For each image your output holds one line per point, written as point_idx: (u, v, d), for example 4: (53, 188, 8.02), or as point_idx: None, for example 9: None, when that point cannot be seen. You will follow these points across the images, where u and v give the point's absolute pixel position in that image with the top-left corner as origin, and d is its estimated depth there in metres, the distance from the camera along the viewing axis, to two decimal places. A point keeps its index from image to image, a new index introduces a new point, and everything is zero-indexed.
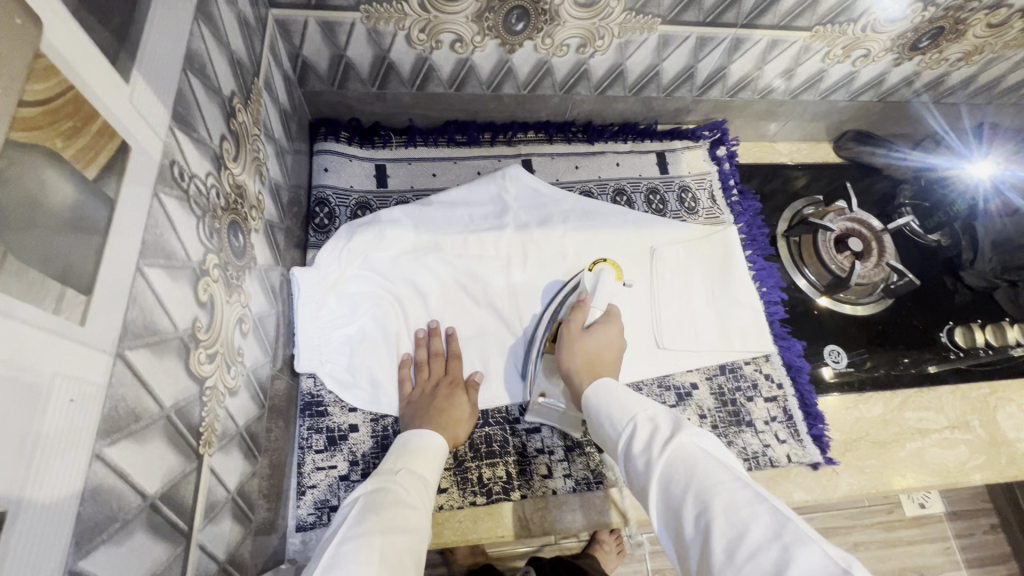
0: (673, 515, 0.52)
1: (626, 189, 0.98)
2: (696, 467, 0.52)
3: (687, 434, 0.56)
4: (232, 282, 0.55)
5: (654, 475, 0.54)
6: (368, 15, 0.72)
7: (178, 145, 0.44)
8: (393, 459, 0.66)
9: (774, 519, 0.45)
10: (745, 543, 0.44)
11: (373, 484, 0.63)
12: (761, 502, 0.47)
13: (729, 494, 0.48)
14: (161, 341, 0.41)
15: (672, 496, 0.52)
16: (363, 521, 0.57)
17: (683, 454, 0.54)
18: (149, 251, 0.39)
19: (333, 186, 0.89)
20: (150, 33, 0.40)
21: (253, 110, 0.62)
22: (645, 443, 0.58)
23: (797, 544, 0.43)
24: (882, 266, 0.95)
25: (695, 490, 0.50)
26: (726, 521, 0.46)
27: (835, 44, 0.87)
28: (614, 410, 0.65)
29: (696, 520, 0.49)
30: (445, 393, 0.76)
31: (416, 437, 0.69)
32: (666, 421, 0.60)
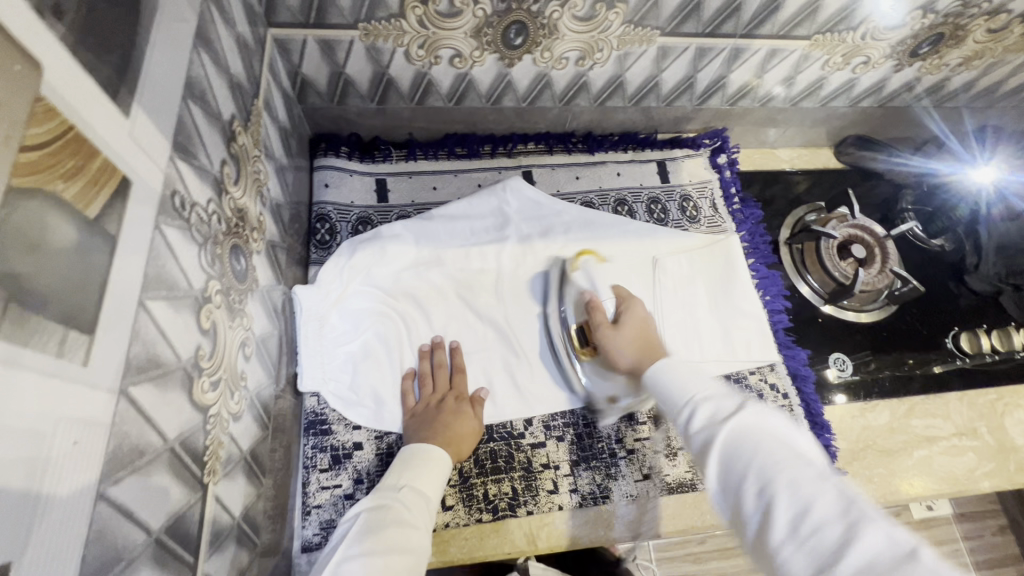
0: (731, 494, 0.49)
1: (627, 199, 0.98)
2: (759, 443, 0.50)
3: (750, 411, 0.53)
4: (234, 307, 0.54)
5: (716, 455, 0.51)
6: (366, 33, 0.72)
7: (178, 174, 0.44)
8: (397, 475, 0.66)
9: (840, 497, 0.43)
10: (815, 519, 0.42)
11: (376, 501, 0.63)
12: (828, 481, 0.45)
13: (791, 471, 0.46)
14: (165, 374, 0.40)
15: (732, 477, 0.49)
16: (362, 542, 0.57)
17: (744, 430, 0.52)
18: (151, 284, 0.39)
19: (333, 202, 0.88)
20: (149, 65, 0.40)
21: (253, 132, 0.62)
22: (704, 419, 0.56)
23: (863, 523, 0.41)
24: (886, 273, 0.95)
25: (760, 467, 0.48)
26: (790, 498, 0.45)
27: (834, 52, 0.86)
28: (676, 387, 0.61)
29: (759, 500, 0.46)
30: (452, 406, 0.75)
31: (418, 451, 0.69)
32: (727, 399, 0.57)
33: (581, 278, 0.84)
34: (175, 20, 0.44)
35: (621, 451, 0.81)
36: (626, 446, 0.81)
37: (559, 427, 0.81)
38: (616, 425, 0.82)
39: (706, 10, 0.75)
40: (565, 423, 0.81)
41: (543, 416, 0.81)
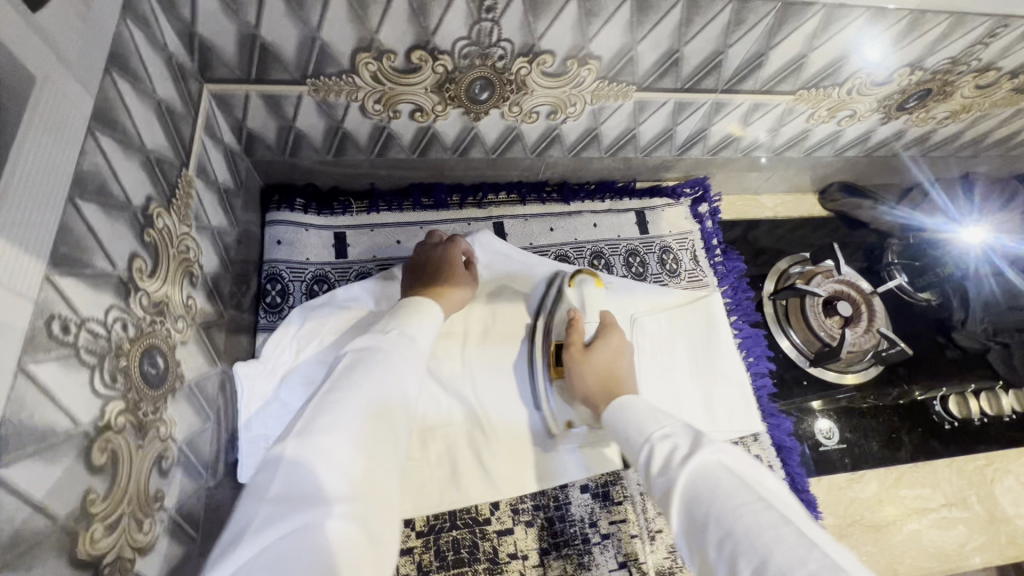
0: (698, 542, 0.46)
1: (604, 253, 0.92)
2: (718, 485, 0.47)
3: (711, 448, 0.51)
4: (146, 421, 0.47)
5: (679, 502, 0.48)
6: (315, 88, 0.66)
7: (60, 294, 0.37)
8: (387, 324, 0.66)
9: (799, 542, 0.40)
10: (774, 571, 0.39)
11: (363, 344, 0.62)
12: (786, 523, 0.43)
13: (751, 518, 0.43)
14: (30, 548, 0.33)
15: (694, 523, 0.47)
16: (350, 382, 0.56)
17: (704, 473, 0.49)
18: (8, 446, 0.32)
19: (286, 260, 0.81)
20: (12, 176, 0.33)
21: (180, 208, 0.55)
22: (664, 459, 0.52)
23: (828, 569, 0.38)
24: (872, 332, 0.91)
25: (718, 516, 0.45)
26: (749, 545, 0.42)
27: (819, 106, 0.82)
28: (636, 424, 0.58)
29: (723, 548, 0.43)
30: (448, 271, 0.77)
31: (414, 303, 0.70)
32: (684, 436, 0.54)
33: (574, 295, 0.80)
34: (60, 109, 0.37)
35: (595, 536, 0.75)
36: (600, 530, 0.75)
37: (528, 510, 0.74)
38: (590, 507, 0.76)
39: (687, 66, 0.70)
40: (535, 505, 0.75)
41: (511, 499, 0.74)
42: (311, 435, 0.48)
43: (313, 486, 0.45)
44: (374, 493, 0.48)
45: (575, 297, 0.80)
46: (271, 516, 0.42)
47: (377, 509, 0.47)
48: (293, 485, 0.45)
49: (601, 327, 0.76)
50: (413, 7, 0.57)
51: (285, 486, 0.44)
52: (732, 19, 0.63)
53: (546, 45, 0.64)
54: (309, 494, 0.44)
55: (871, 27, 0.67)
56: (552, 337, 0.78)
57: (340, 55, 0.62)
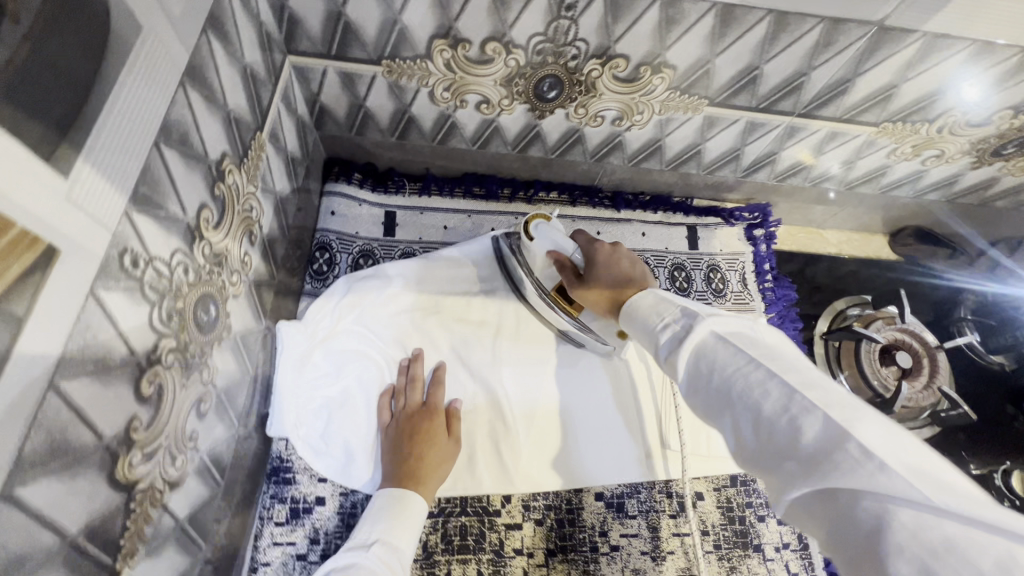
0: (698, 403, 0.46)
1: (648, 263, 0.91)
2: (713, 355, 0.45)
3: (703, 319, 0.47)
4: (192, 362, 0.50)
5: (679, 380, 0.47)
6: (389, 70, 0.67)
7: (134, 230, 0.39)
8: (370, 527, 0.62)
9: (787, 395, 0.40)
10: (769, 421, 0.40)
11: (350, 561, 0.58)
12: (774, 377, 0.41)
13: (745, 380, 0.42)
14: (77, 460, 0.36)
15: (696, 391, 0.46)
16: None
17: (698, 346, 0.46)
18: (73, 362, 0.34)
19: (338, 231, 0.85)
20: (109, 117, 0.35)
21: (250, 168, 0.58)
22: (659, 339, 0.49)
23: (809, 417, 0.38)
24: (932, 390, 0.85)
25: (717, 383, 0.44)
26: (742, 406, 0.41)
27: (904, 141, 0.77)
28: (633, 311, 0.54)
29: (722, 411, 0.44)
30: (427, 430, 0.70)
31: (392, 497, 0.65)
32: (678, 312, 0.50)
33: (540, 244, 0.72)
34: (158, 59, 0.40)
35: (603, 546, 0.73)
36: (610, 541, 0.73)
37: (539, 508, 0.74)
38: (602, 516, 0.74)
39: (764, 85, 0.67)
40: (546, 505, 0.74)
41: (523, 494, 0.74)
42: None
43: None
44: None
45: (540, 242, 0.72)
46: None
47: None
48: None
49: (585, 246, 0.68)
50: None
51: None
52: (822, 39, 0.60)
53: (621, 50, 0.63)
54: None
55: (972, 63, 0.63)
56: (547, 289, 0.74)
57: (417, 40, 0.63)
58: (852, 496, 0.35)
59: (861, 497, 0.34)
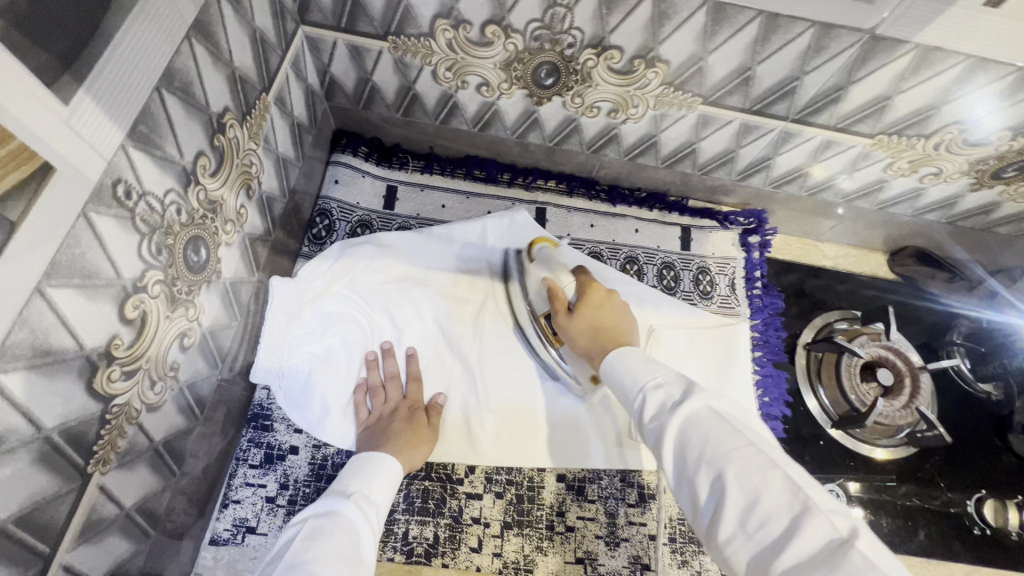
0: (687, 483, 0.48)
1: (638, 259, 0.93)
2: (710, 435, 0.47)
3: (705, 396, 0.50)
4: (179, 297, 0.54)
5: (671, 455, 0.49)
6: (395, 46, 0.71)
7: (129, 163, 0.43)
8: (348, 482, 0.62)
9: (787, 488, 0.43)
10: (762, 513, 0.42)
11: (329, 506, 0.57)
12: (777, 469, 0.44)
13: (742, 462, 0.45)
14: (57, 362, 0.40)
15: (685, 464, 0.48)
16: (315, 545, 0.51)
17: (695, 422, 0.49)
18: (60, 272, 0.38)
19: (339, 200, 0.89)
20: (112, 55, 0.39)
21: (252, 125, 0.62)
22: (656, 408, 0.52)
23: (811, 517, 0.41)
24: (912, 409, 0.84)
25: (710, 458, 0.46)
26: (739, 491, 0.44)
27: (900, 156, 0.77)
28: (629, 373, 0.58)
29: (714, 493, 0.45)
30: (408, 420, 0.73)
31: (374, 460, 0.65)
32: (676, 384, 0.53)
33: (539, 264, 0.79)
34: (165, 9, 0.44)
35: (559, 526, 0.75)
36: (566, 521, 0.75)
37: (501, 481, 0.76)
38: (562, 496, 0.76)
39: (757, 86, 0.68)
40: (509, 479, 0.77)
41: (487, 467, 0.77)
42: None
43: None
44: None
45: (539, 264, 0.79)
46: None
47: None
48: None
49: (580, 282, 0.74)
50: None
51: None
52: (813, 44, 0.61)
53: (615, 41, 0.65)
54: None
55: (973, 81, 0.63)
56: (537, 312, 0.78)
57: (421, 18, 0.66)
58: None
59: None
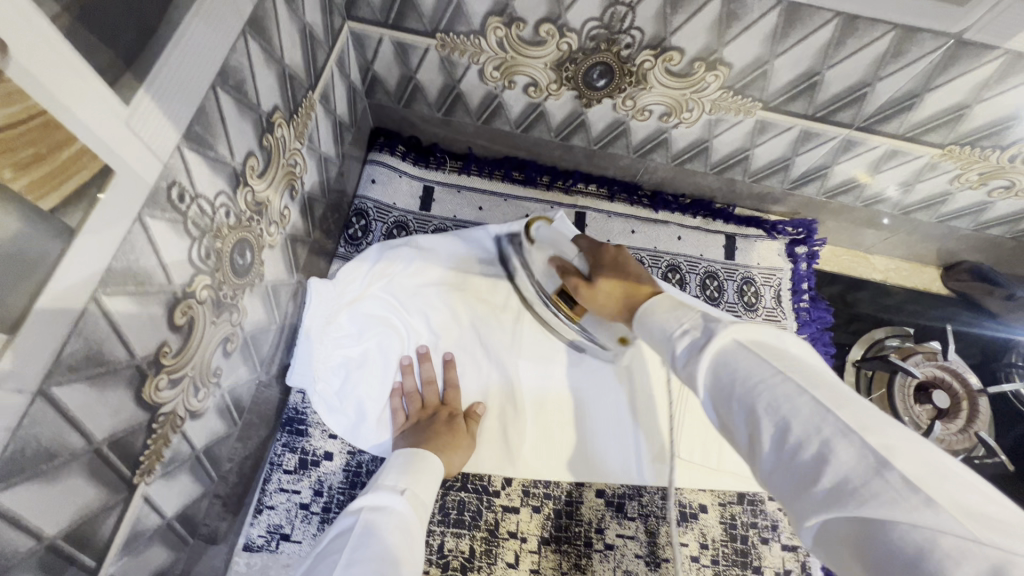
0: (721, 418, 0.43)
1: (680, 267, 0.90)
2: (739, 365, 0.42)
3: (729, 329, 0.44)
4: (224, 301, 0.52)
5: (703, 393, 0.44)
6: (443, 44, 0.68)
7: (184, 165, 0.41)
8: (398, 476, 0.60)
9: (822, 412, 0.36)
10: (794, 440, 0.36)
11: (386, 503, 0.56)
12: (807, 393, 0.38)
13: (773, 390, 0.39)
14: (109, 373, 0.38)
15: (717, 395, 0.43)
16: (371, 543, 0.50)
17: (723, 357, 0.43)
18: (115, 279, 0.37)
19: (376, 200, 0.87)
20: (172, 53, 0.37)
21: (299, 124, 0.60)
22: (686, 351, 0.46)
23: (845, 439, 0.34)
24: (969, 434, 0.81)
25: (741, 388, 0.40)
26: (768, 420, 0.38)
27: (970, 168, 0.73)
28: (659, 323, 0.50)
29: (746, 423, 0.40)
30: (449, 426, 0.71)
31: (417, 458, 0.63)
32: (702, 321, 0.47)
33: (540, 244, 0.76)
34: (223, 6, 0.42)
35: (598, 543, 0.72)
36: (606, 539, 0.73)
37: (539, 496, 0.74)
38: (601, 513, 0.74)
39: (824, 92, 0.65)
40: (547, 493, 0.74)
41: (524, 479, 0.75)
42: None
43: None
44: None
45: (543, 245, 0.76)
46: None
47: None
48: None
49: (590, 252, 0.70)
50: None
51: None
52: (892, 48, 0.58)
53: (676, 42, 0.62)
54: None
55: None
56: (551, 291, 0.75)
57: (473, 15, 0.64)
58: (887, 526, 0.31)
59: (896, 524, 0.30)
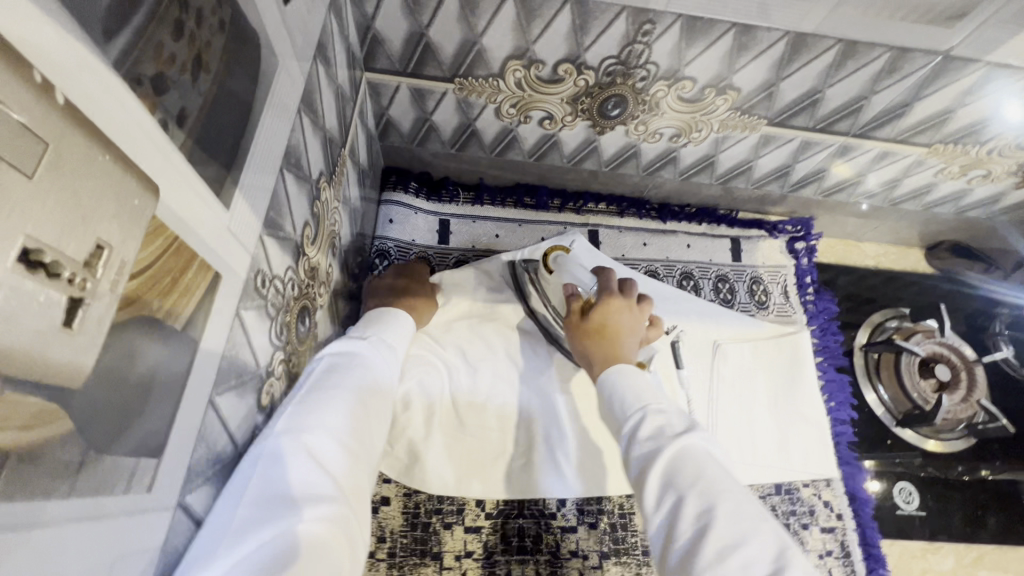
0: (663, 514, 0.42)
1: (693, 274, 0.94)
2: (705, 468, 0.43)
3: (706, 435, 0.46)
4: (293, 371, 0.52)
5: (652, 483, 0.43)
6: (461, 87, 0.70)
7: (264, 252, 0.42)
8: (364, 327, 0.55)
9: (775, 546, 0.39)
10: (745, 559, 0.37)
11: (346, 345, 0.51)
12: (767, 522, 0.40)
13: (735, 504, 0.40)
14: (221, 468, 0.38)
15: (669, 488, 0.42)
16: (329, 402, 0.43)
17: (692, 454, 0.44)
18: (223, 378, 0.37)
19: (396, 239, 0.87)
20: (254, 149, 0.38)
21: (336, 183, 0.61)
22: (650, 432, 0.46)
23: (794, 571, 0.37)
24: (970, 402, 0.89)
25: (703, 490, 0.41)
26: (725, 529, 0.39)
27: (952, 162, 0.80)
28: (630, 388, 0.51)
29: (693, 527, 0.40)
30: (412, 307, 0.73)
31: (383, 318, 0.57)
32: (679, 415, 0.48)
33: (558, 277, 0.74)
34: (284, 90, 0.42)
35: (654, 550, 0.76)
36: None
37: (593, 513, 0.77)
38: None
39: (824, 107, 0.70)
40: (600, 509, 0.77)
41: (578, 499, 0.77)
42: (304, 432, 0.40)
43: (295, 487, 0.37)
44: (353, 486, 0.41)
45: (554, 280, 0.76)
46: (250, 517, 0.35)
47: (353, 503, 0.40)
48: (275, 487, 0.37)
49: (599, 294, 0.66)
50: (575, 24, 0.59)
51: (267, 486, 0.37)
52: (886, 67, 0.63)
53: (689, 73, 0.65)
54: (295, 493, 0.37)
55: (1017, 90, 0.66)
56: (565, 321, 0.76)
57: (493, 60, 0.65)
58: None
59: None
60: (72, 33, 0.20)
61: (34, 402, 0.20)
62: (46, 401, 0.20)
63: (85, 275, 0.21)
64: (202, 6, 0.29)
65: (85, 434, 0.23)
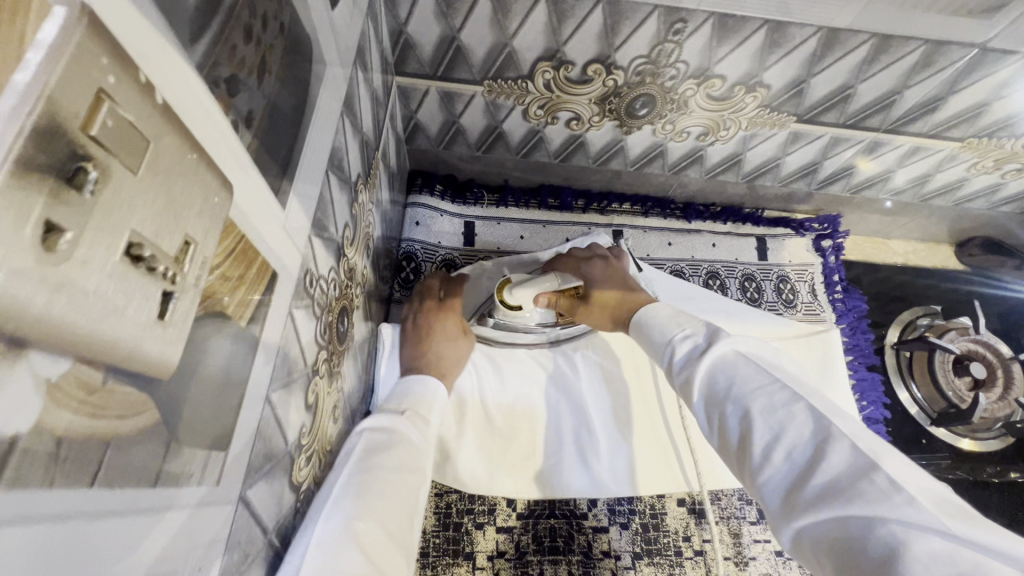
0: (716, 420, 0.43)
1: (719, 273, 0.93)
2: (738, 370, 0.44)
3: (730, 338, 0.46)
4: (333, 370, 0.53)
5: (696, 395, 0.45)
6: (491, 90, 0.70)
7: (313, 252, 0.43)
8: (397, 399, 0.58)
9: (814, 417, 0.38)
10: (789, 443, 0.37)
11: (386, 421, 0.54)
12: (801, 400, 0.39)
13: (765, 395, 0.41)
14: (274, 465, 0.39)
15: (715, 395, 0.44)
16: (360, 488, 0.45)
17: (723, 365, 0.45)
18: (278, 375, 0.38)
19: (422, 241, 0.88)
20: (305, 151, 0.39)
21: (371, 185, 0.62)
22: (685, 354, 0.48)
23: (834, 441, 0.36)
24: (1008, 401, 0.86)
25: (738, 392, 0.42)
26: (762, 423, 0.39)
27: (986, 156, 0.79)
28: (656, 326, 0.53)
29: (739, 424, 0.41)
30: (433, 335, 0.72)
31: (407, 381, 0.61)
32: (704, 330, 0.50)
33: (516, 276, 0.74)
34: (329, 94, 0.43)
35: (688, 551, 0.76)
36: (694, 546, 0.76)
37: (624, 512, 0.77)
38: (685, 521, 0.77)
39: (855, 103, 0.69)
40: (631, 509, 0.77)
41: (608, 498, 0.77)
42: (352, 518, 0.42)
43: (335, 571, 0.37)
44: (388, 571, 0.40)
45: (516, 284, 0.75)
46: None
47: None
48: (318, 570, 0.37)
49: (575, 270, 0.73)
50: (607, 23, 0.59)
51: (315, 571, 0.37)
52: (922, 60, 0.62)
53: (720, 70, 0.65)
54: None
55: None
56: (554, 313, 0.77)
57: (523, 62, 0.66)
58: (869, 522, 0.31)
59: (886, 522, 0.31)
60: (166, 38, 0.21)
61: (127, 392, 0.20)
62: (139, 391, 0.21)
63: (175, 269, 0.22)
64: (266, 11, 0.30)
65: (167, 425, 0.24)
